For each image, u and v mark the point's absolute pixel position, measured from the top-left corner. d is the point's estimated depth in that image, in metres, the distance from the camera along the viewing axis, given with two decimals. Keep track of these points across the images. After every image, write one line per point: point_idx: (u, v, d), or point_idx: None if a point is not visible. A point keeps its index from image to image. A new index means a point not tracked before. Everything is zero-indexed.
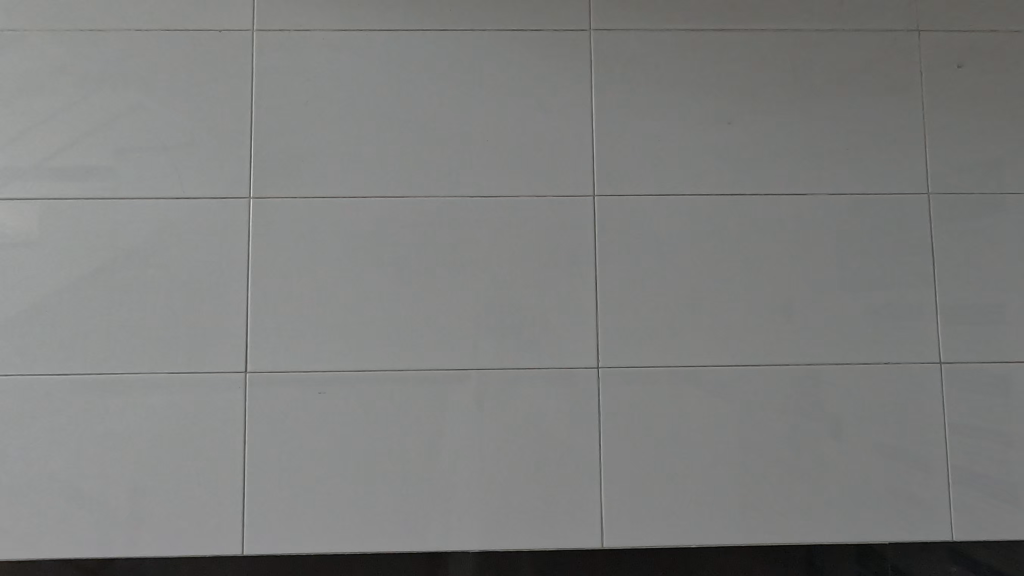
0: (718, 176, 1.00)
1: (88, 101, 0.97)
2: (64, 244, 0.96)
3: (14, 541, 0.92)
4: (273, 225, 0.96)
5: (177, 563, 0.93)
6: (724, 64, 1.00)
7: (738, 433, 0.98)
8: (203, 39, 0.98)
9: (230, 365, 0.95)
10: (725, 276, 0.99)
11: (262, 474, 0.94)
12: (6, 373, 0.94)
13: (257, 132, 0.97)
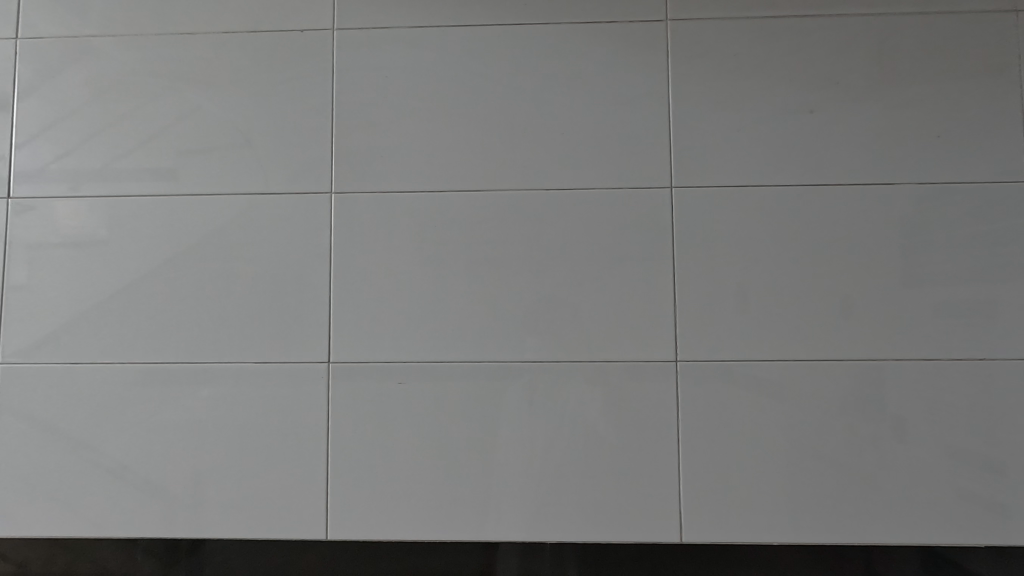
0: (799, 167, 0.97)
1: (180, 102, 1.01)
2: (158, 239, 1.00)
3: (116, 519, 0.98)
4: (354, 220, 0.98)
5: (262, 545, 0.97)
6: (805, 50, 0.98)
7: (819, 430, 0.96)
8: (285, 39, 1.00)
9: (313, 356, 0.97)
10: (806, 269, 0.97)
11: (343, 462, 0.97)
12: (108, 362, 1.00)
13: (337, 129, 0.99)
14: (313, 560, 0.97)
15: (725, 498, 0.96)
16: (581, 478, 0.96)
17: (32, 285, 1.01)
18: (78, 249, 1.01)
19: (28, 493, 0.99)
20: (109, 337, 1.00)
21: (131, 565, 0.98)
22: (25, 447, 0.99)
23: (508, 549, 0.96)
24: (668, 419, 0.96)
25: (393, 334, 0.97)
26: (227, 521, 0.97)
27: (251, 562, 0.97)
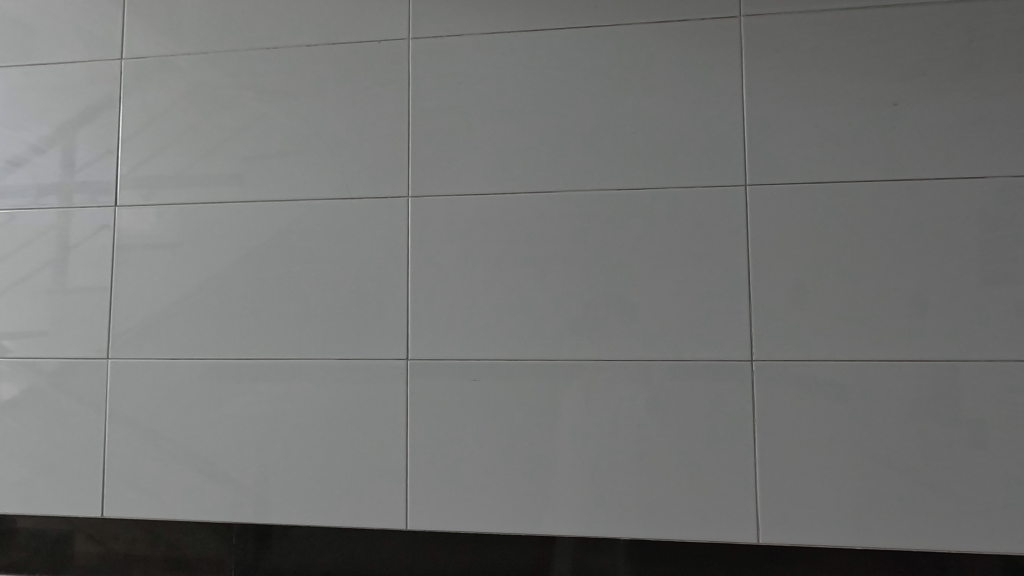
0: (883, 161, 0.94)
1: (266, 113, 1.07)
2: (248, 242, 1.06)
3: (211, 505, 1.05)
4: (430, 221, 1.01)
5: (346, 534, 1.01)
6: (888, 42, 0.95)
7: (903, 433, 0.93)
8: (364, 49, 1.04)
9: (392, 354, 1.01)
10: (889, 266, 0.94)
11: (421, 457, 1.00)
12: (205, 357, 1.07)
13: (414, 134, 1.03)
14: (392, 549, 1.00)
15: (804, 500, 0.94)
16: (656, 477, 0.96)
17: (139, 286, 1.10)
18: (178, 252, 1.09)
19: (137, 477, 1.08)
20: (205, 335, 1.07)
21: (225, 548, 1.05)
22: (133, 434, 1.08)
23: (583, 545, 0.97)
24: (745, 419, 0.95)
25: (470, 333, 1.00)
26: (312, 510, 1.02)
27: (335, 550, 1.01)
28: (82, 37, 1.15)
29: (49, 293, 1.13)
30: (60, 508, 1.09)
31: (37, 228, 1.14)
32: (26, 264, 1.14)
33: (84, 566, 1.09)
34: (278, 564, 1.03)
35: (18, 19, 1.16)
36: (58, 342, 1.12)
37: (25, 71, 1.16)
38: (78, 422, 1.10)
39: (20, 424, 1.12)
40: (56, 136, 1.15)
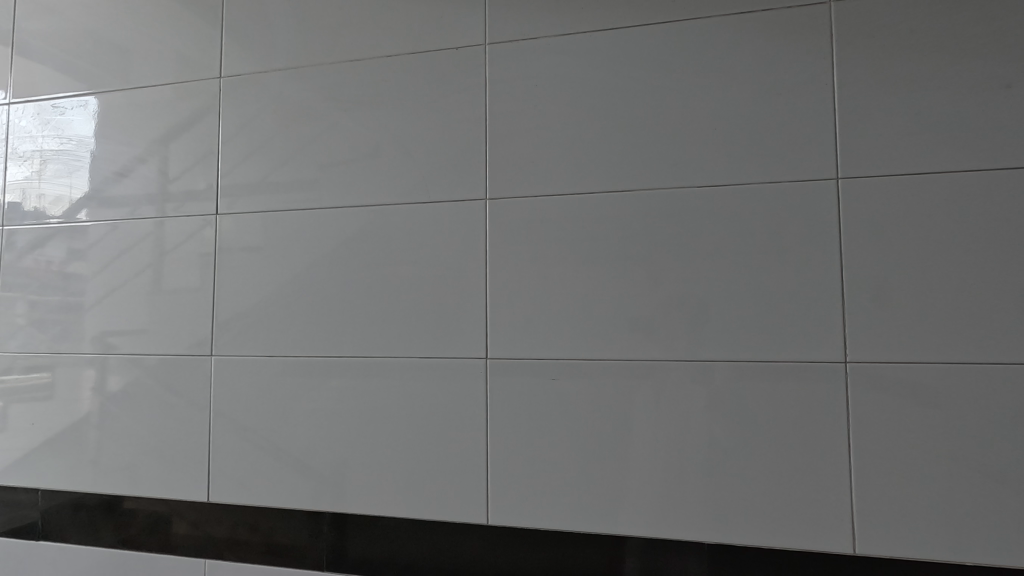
0: (994, 149, 0.87)
1: (349, 123, 1.12)
2: (334, 245, 1.12)
3: (304, 493, 1.11)
4: (508, 223, 1.03)
5: (429, 526, 1.04)
6: (999, 20, 0.88)
7: (1020, 443, 0.85)
8: (441, 57, 1.07)
9: (472, 353, 1.04)
10: (1003, 262, 0.87)
11: (501, 454, 1.02)
12: (296, 355, 1.13)
13: (491, 138, 1.05)
14: (473, 543, 1.02)
15: (906, 512, 0.88)
16: (742, 481, 0.93)
17: (235, 288, 1.18)
18: (271, 256, 1.16)
19: (236, 466, 1.15)
20: (296, 334, 1.13)
21: (316, 536, 1.10)
22: (232, 426, 1.16)
23: (665, 548, 0.96)
24: (838, 424, 0.91)
25: (547, 333, 1.01)
26: (396, 502, 1.06)
27: (419, 542, 1.05)
28: (184, 60, 1.24)
29: (159, 295, 1.24)
30: (169, 492, 1.19)
31: (147, 236, 1.25)
32: (139, 269, 1.25)
33: (190, 547, 1.18)
34: (365, 552, 1.08)
35: (130, 46, 1.27)
36: (166, 340, 1.22)
37: (134, 93, 1.27)
38: (185, 414, 1.20)
39: (135, 415, 1.23)
40: (163, 151, 1.25)
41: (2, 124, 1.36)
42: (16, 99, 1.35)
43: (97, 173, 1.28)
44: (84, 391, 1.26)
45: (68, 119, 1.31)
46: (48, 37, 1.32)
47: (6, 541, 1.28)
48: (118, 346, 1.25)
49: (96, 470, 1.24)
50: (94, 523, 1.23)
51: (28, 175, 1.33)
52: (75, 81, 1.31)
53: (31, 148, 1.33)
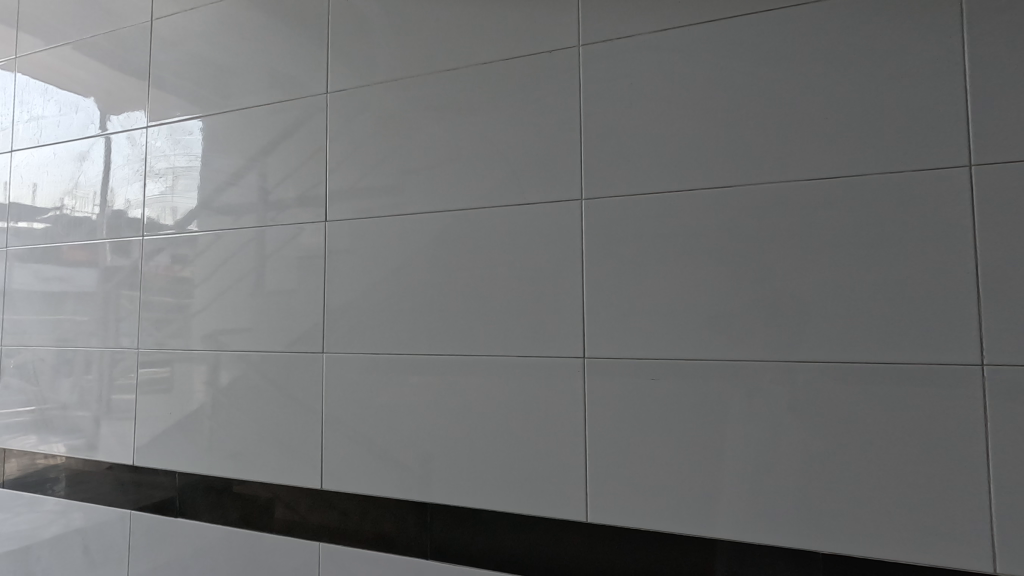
0: None
1: (447, 130, 1.16)
2: (433, 247, 1.16)
3: (406, 485, 1.15)
4: (605, 222, 1.03)
5: (528, 521, 1.05)
6: None
7: None
8: (535, 60, 1.09)
9: (570, 353, 1.04)
10: None
11: (601, 452, 1.01)
12: (398, 352, 1.18)
13: (587, 140, 1.05)
14: (573, 540, 1.03)
15: None
16: (865, 492, 0.87)
17: (339, 289, 1.25)
18: (373, 258, 1.22)
19: (343, 457, 1.22)
20: (398, 333, 1.18)
21: (418, 526, 1.14)
22: (338, 419, 1.23)
23: (779, 557, 0.91)
24: (979, 431, 0.83)
25: (647, 333, 1.00)
26: (496, 497, 1.08)
27: (519, 537, 1.06)
28: (293, 78, 1.33)
29: (271, 297, 1.33)
30: (281, 478, 1.28)
31: (256, 242, 1.36)
32: (254, 272, 1.35)
33: (301, 531, 1.26)
34: (465, 544, 1.10)
35: (246, 70, 1.38)
36: (278, 338, 1.32)
37: (250, 111, 1.38)
38: (295, 407, 1.28)
39: (247, 407, 1.34)
40: (276, 164, 1.34)
41: (141, 145, 1.51)
42: (152, 122, 1.50)
43: (220, 186, 1.41)
44: (198, 384, 1.41)
45: (195, 139, 1.44)
46: (178, 67, 1.47)
47: (147, 517, 1.43)
48: (235, 343, 1.37)
49: (219, 456, 1.36)
50: (219, 505, 1.35)
51: (162, 190, 1.48)
52: (201, 105, 1.44)
53: (165, 165, 1.48)
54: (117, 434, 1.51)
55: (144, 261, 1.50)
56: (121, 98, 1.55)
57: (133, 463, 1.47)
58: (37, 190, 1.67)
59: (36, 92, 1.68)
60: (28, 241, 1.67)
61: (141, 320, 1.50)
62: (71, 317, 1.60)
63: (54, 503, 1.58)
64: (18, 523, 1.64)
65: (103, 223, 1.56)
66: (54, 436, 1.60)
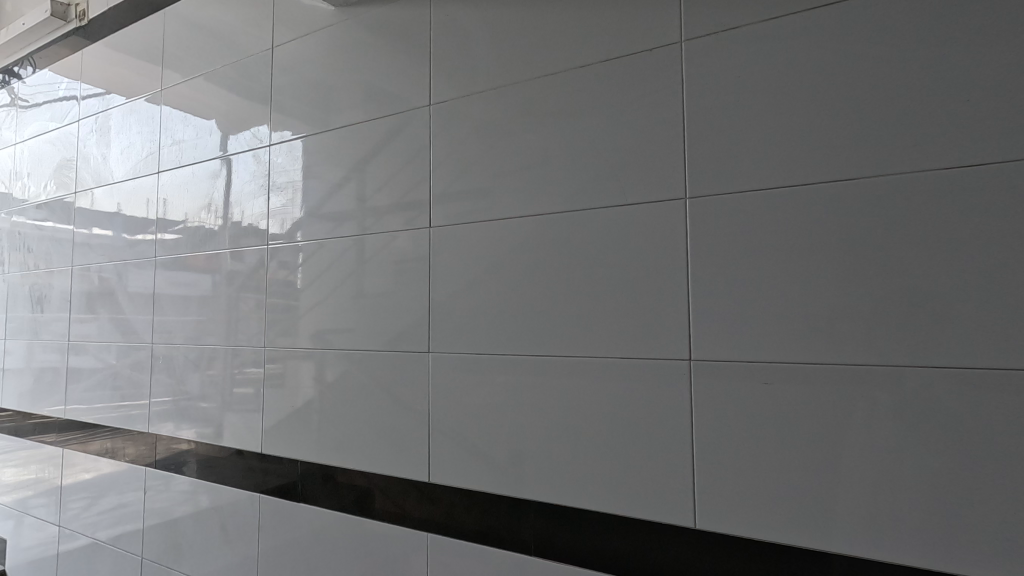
0: None
1: (545, 134, 1.17)
2: (532, 249, 1.17)
3: (509, 481, 1.18)
4: (711, 220, 1.00)
5: (634, 524, 1.04)
6: None
7: None
8: (635, 60, 1.08)
9: (676, 355, 1.02)
10: None
11: (709, 457, 0.98)
12: (498, 352, 1.21)
13: (691, 136, 1.02)
14: (680, 545, 1.00)
15: None
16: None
17: (440, 291, 1.30)
18: (472, 260, 1.25)
19: (446, 452, 1.27)
20: (498, 334, 1.21)
21: (519, 522, 1.16)
22: (441, 416, 1.28)
23: None
24: None
25: (759, 335, 0.95)
26: (599, 497, 1.08)
27: (625, 539, 1.05)
28: (396, 92, 1.40)
29: (377, 298, 1.41)
30: (389, 470, 1.36)
31: (358, 248, 1.45)
32: (359, 275, 1.44)
33: (407, 521, 1.32)
34: (567, 542, 1.11)
35: (354, 88, 1.48)
36: (383, 337, 1.39)
37: (357, 125, 1.47)
38: (400, 403, 1.35)
39: (357, 402, 1.43)
40: (379, 174, 1.42)
41: (266, 162, 1.65)
42: (274, 141, 1.64)
43: (330, 196, 1.51)
44: (310, 380, 1.52)
45: (309, 154, 1.56)
46: (294, 89, 1.60)
47: (272, 500, 1.57)
48: (340, 342, 1.47)
49: (332, 447, 1.47)
50: (335, 492, 1.45)
51: (283, 203, 1.61)
52: (314, 123, 1.56)
53: (285, 179, 1.61)
54: (244, 424, 1.66)
55: (265, 266, 1.64)
56: (246, 120, 1.71)
57: (258, 450, 1.62)
58: (176, 205, 1.89)
59: (176, 119, 1.90)
60: (171, 251, 1.89)
61: (261, 320, 1.64)
62: (204, 317, 1.78)
63: (187, 482, 1.78)
64: (163, 500, 1.85)
65: (230, 233, 1.73)
66: (192, 424, 1.79)
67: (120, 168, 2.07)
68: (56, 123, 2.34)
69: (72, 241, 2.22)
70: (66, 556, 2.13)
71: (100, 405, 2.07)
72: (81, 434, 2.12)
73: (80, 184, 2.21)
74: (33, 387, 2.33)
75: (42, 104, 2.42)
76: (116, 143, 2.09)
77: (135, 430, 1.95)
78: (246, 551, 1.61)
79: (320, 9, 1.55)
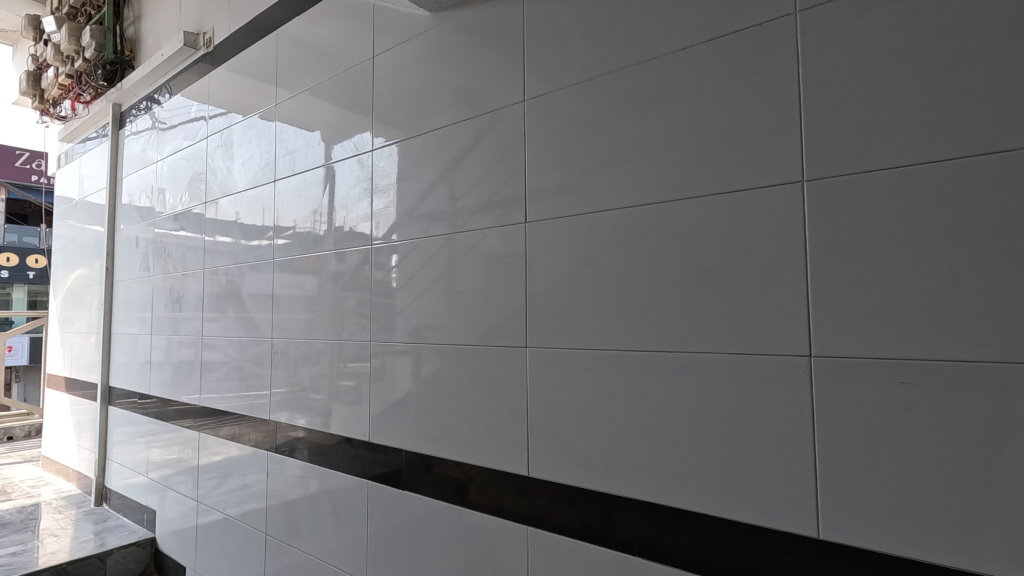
0: None
1: (645, 122, 1.13)
2: (632, 241, 1.14)
3: (609, 479, 1.16)
4: (833, 203, 0.91)
5: (748, 529, 0.98)
6: None
7: None
8: (743, 37, 1.02)
9: (794, 351, 0.94)
10: None
11: (833, 462, 0.90)
12: (598, 347, 1.19)
13: (809, 113, 0.94)
14: (801, 555, 0.93)
15: None
16: None
17: (537, 286, 1.30)
18: (570, 255, 1.24)
19: (544, 448, 1.27)
20: (597, 329, 1.19)
21: (622, 520, 1.14)
22: (540, 410, 1.28)
23: None
24: None
25: (893, 329, 0.85)
26: (707, 499, 1.03)
27: (736, 545, 0.99)
28: (490, 90, 1.42)
29: (473, 294, 1.43)
30: (488, 462, 1.38)
31: (454, 246, 1.48)
32: (455, 272, 1.48)
33: (507, 514, 1.34)
34: (673, 543, 1.07)
35: (449, 90, 1.52)
36: (480, 333, 1.41)
37: (453, 125, 1.50)
38: (498, 397, 1.37)
39: (456, 396, 1.46)
40: (474, 172, 1.45)
41: (369, 166, 1.74)
42: (376, 146, 1.72)
43: (427, 196, 1.56)
44: (411, 373, 1.58)
45: (407, 156, 1.62)
46: (393, 95, 1.67)
47: (379, 487, 1.65)
48: (437, 337, 1.52)
49: (433, 439, 1.51)
50: (436, 482, 1.50)
51: (384, 204, 1.68)
52: (411, 126, 1.61)
53: (386, 182, 1.68)
54: (351, 415, 1.76)
55: (368, 265, 1.73)
56: (350, 128, 1.81)
57: (365, 440, 1.71)
58: (289, 211, 2.04)
59: (289, 131, 2.05)
60: (285, 254, 2.05)
61: (364, 316, 1.73)
62: (314, 315, 1.91)
63: (302, 467, 1.92)
64: (282, 482, 2.01)
65: (337, 235, 1.84)
66: (305, 413, 1.93)
67: (242, 179, 2.27)
68: (190, 141, 2.62)
69: (204, 246, 2.47)
70: (203, 528, 2.38)
71: (229, 394, 2.29)
72: (214, 419, 2.36)
73: (210, 195, 2.45)
74: (174, 377, 2.63)
75: (178, 125, 2.72)
76: (238, 156, 2.30)
77: (257, 417, 2.14)
78: (356, 534, 1.72)
79: (417, 16, 1.61)
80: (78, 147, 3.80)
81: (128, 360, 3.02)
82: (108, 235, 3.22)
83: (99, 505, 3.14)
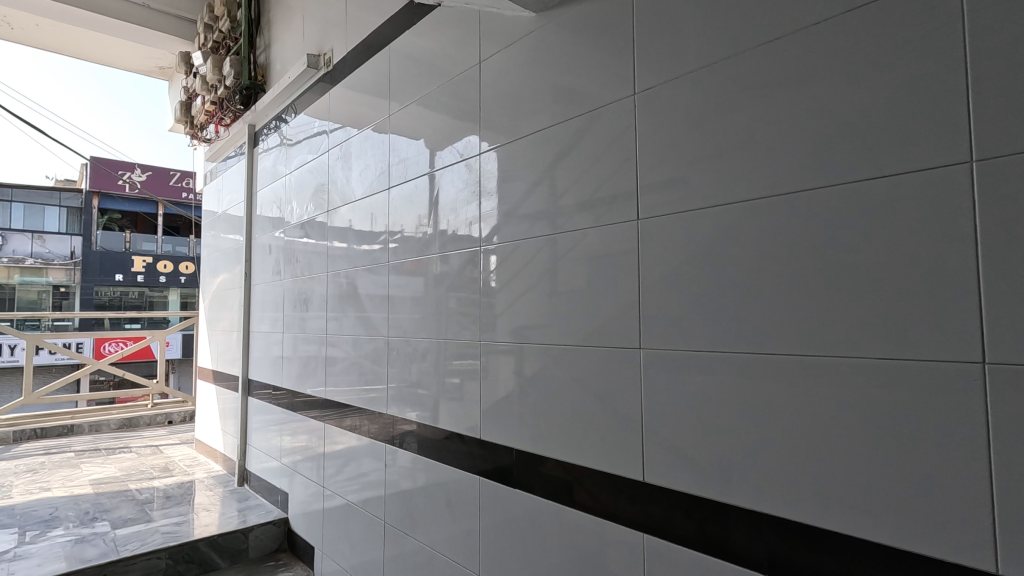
0: None
1: (773, 108, 1.05)
2: (759, 237, 1.06)
3: (733, 490, 1.09)
4: (1014, 185, 0.77)
5: (902, 557, 0.87)
6: None
7: None
8: (893, 4, 0.90)
9: (961, 357, 0.82)
10: None
11: (1013, 489, 0.77)
12: (720, 350, 1.12)
13: (980, 82, 0.81)
14: None
15: None
16: None
17: (651, 285, 1.25)
18: (687, 252, 1.18)
19: (659, 453, 1.22)
20: (718, 330, 1.12)
21: (749, 535, 1.07)
22: (655, 415, 1.23)
23: None
24: None
25: None
26: (852, 520, 0.92)
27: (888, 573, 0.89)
28: (598, 85, 1.39)
29: (581, 294, 1.40)
30: (599, 465, 1.35)
31: (561, 245, 1.46)
32: (562, 272, 1.46)
33: (620, 520, 1.30)
34: (810, 565, 0.98)
35: (556, 88, 1.51)
36: (589, 333, 1.38)
37: (559, 123, 1.48)
38: (609, 399, 1.33)
39: (565, 397, 1.44)
40: (581, 169, 1.42)
41: (477, 169, 1.78)
42: (483, 149, 1.76)
43: (533, 196, 1.56)
44: (518, 373, 1.58)
45: (514, 157, 1.62)
46: (500, 98, 1.69)
47: (489, 484, 1.68)
48: (543, 338, 1.51)
49: (542, 439, 1.51)
50: (546, 483, 1.49)
51: (492, 206, 1.71)
52: (515, 127, 1.62)
53: (493, 183, 1.71)
54: (460, 413, 1.80)
55: (474, 266, 1.77)
56: (458, 133, 1.86)
57: (475, 437, 1.75)
58: (402, 216, 2.14)
59: (401, 140, 2.15)
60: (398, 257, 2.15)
61: (471, 316, 1.76)
62: (425, 315, 1.98)
63: (415, 461, 2.01)
64: (397, 474, 2.11)
65: (445, 238, 1.90)
66: (417, 409, 2.01)
67: (360, 188, 2.43)
68: (313, 155, 2.85)
69: (326, 251, 2.67)
70: (328, 512, 2.58)
71: (349, 389, 2.45)
72: (336, 412, 2.55)
73: (331, 204, 2.65)
74: (302, 372, 2.87)
75: (303, 141, 2.96)
76: (355, 166, 2.46)
77: (374, 411, 2.27)
78: (468, 528, 1.76)
79: (523, 18, 1.61)
80: (222, 166, 4.28)
81: (263, 356, 3.34)
82: (246, 244, 3.59)
83: (241, 485, 3.51)
